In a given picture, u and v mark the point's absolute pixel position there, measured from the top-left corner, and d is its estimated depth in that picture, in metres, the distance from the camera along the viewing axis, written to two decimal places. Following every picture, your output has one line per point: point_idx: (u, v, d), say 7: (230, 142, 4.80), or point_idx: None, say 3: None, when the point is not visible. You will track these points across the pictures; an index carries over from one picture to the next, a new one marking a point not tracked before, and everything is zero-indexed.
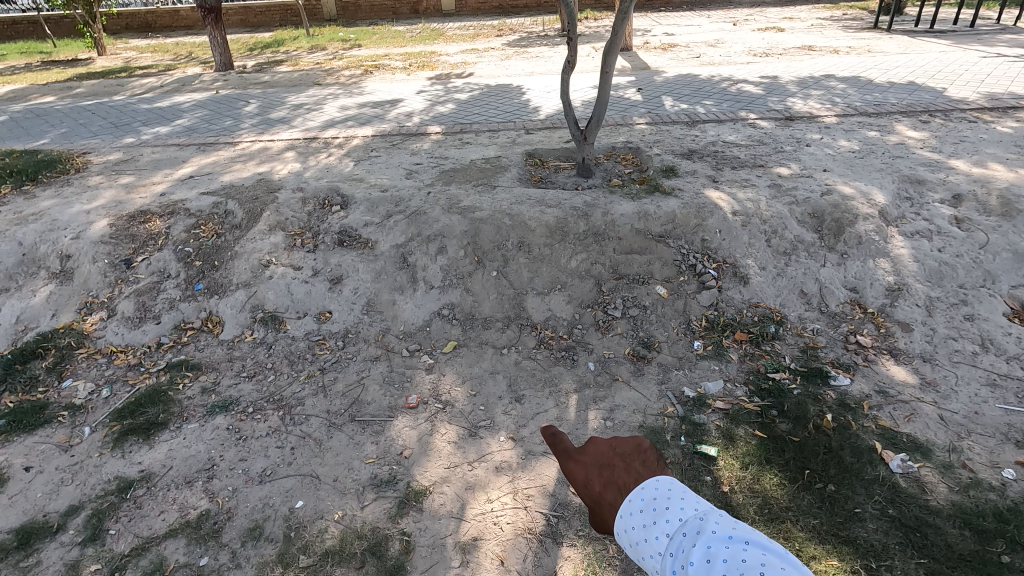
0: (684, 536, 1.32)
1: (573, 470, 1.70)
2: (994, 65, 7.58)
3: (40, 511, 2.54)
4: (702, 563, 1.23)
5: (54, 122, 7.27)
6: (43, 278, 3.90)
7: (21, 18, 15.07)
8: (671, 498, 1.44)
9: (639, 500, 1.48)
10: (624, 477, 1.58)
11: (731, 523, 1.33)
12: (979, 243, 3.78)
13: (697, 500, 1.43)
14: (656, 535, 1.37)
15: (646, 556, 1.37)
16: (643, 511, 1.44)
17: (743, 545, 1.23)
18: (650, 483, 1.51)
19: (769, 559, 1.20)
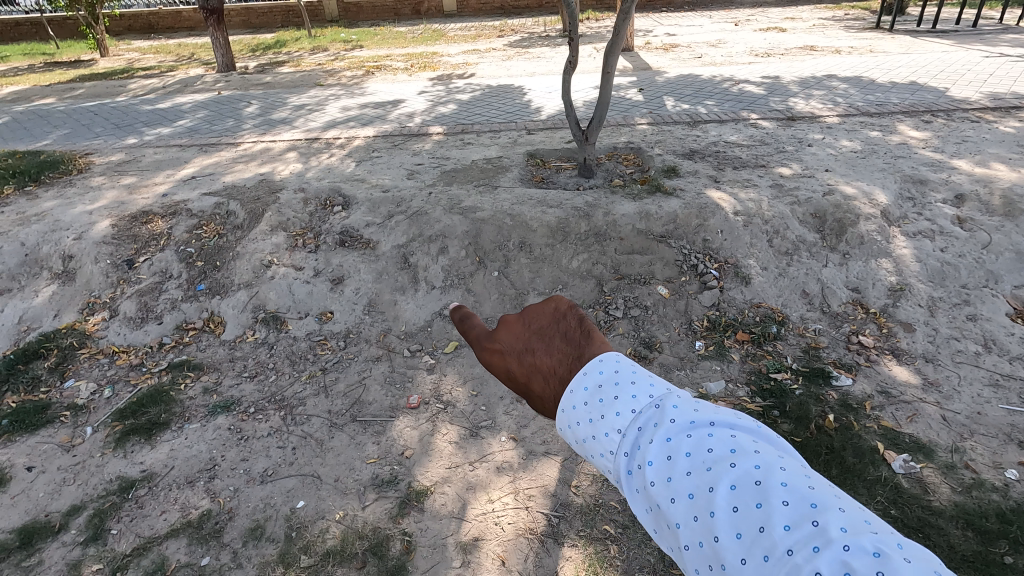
0: (639, 431, 1.18)
1: (491, 361, 1.54)
2: (997, 65, 7.56)
3: (42, 510, 2.55)
4: (664, 461, 1.10)
5: (57, 123, 7.30)
6: (45, 278, 3.90)
7: (23, 20, 15.12)
8: (620, 383, 1.27)
9: (582, 390, 1.30)
10: (548, 362, 1.42)
11: (690, 405, 1.19)
12: (982, 243, 3.77)
13: (652, 385, 1.28)
14: (605, 431, 1.23)
15: (597, 454, 1.25)
16: (588, 404, 1.27)
17: (707, 432, 1.10)
18: (593, 367, 1.32)
19: (739, 444, 1.07)
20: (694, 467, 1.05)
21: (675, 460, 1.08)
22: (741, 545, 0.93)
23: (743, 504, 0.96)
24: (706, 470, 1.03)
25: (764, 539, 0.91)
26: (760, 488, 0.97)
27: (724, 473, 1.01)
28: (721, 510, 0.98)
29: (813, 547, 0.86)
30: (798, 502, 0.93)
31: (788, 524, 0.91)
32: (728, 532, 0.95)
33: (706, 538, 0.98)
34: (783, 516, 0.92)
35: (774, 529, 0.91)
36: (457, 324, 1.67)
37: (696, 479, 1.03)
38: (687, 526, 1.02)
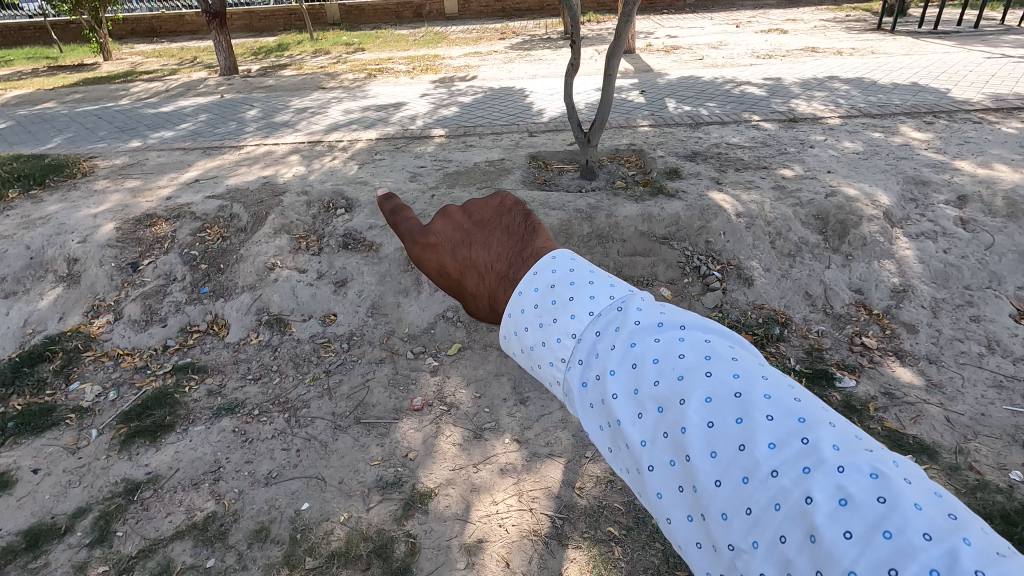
0: (599, 335, 1.13)
1: (420, 255, 1.39)
2: (999, 66, 7.55)
3: (48, 512, 2.56)
4: (628, 370, 1.03)
5: (61, 127, 7.33)
6: (50, 281, 3.92)
7: (27, 23, 15.21)
8: (578, 283, 1.20)
9: (534, 292, 1.22)
10: (487, 259, 1.31)
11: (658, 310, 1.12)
12: (984, 243, 3.77)
13: (613, 287, 1.21)
14: (558, 338, 1.16)
15: (546, 363, 1.20)
16: (539, 308, 1.20)
17: (685, 336, 1.03)
18: (548, 267, 1.25)
19: (715, 351, 0.98)
20: (666, 374, 0.98)
21: (643, 365, 1.02)
22: (717, 464, 0.86)
23: (721, 415, 0.90)
24: (682, 378, 0.97)
25: (745, 457, 0.84)
26: (739, 403, 0.89)
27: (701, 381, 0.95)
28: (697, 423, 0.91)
29: (805, 469, 0.79)
30: (785, 418, 0.86)
31: (774, 441, 0.84)
32: (702, 446, 0.88)
33: (677, 456, 0.91)
34: (771, 431, 0.85)
35: (758, 443, 0.84)
36: (386, 215, 1.50)
37: (668, 386, 0.97)
38: (658, 444, 0.95)
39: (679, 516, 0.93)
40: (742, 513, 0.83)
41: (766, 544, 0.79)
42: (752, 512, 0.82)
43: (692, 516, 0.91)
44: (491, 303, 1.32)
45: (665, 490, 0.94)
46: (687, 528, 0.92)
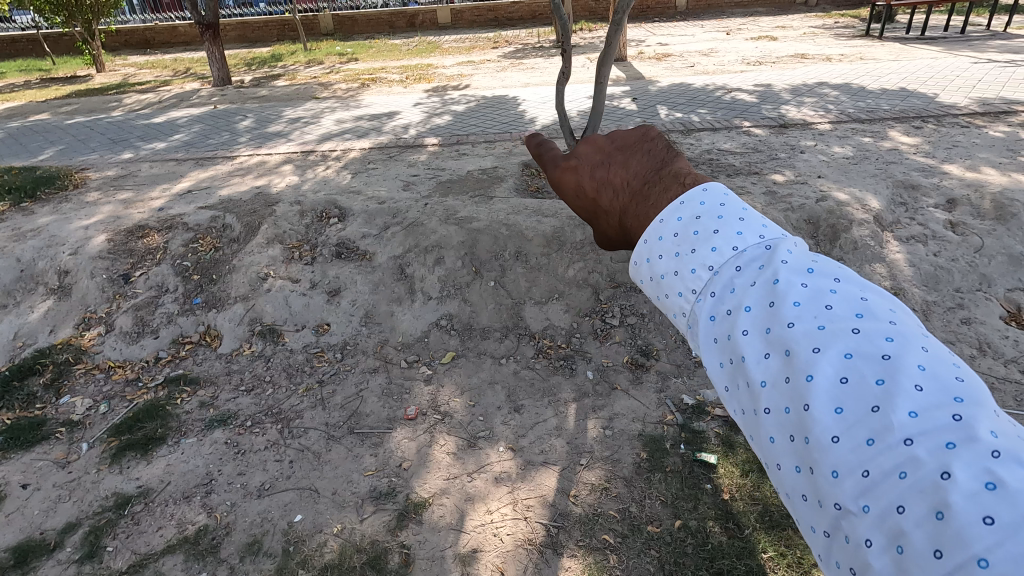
0: (737, 272, 1.34)
1: (562, 176, 1.91)
2: (985, 71, 7.65)
3: (37, 528, 2.53)
4: (763, 310, 1.24)
5: (53, 139, 7.30)
6: (41, 294, 3.89)
7: (19, 36, 15.19)
8: (723, 219, 1.41)
9: (674, 222, 1.48)
10: (622, 178, 1.75)
11: (801, 264, 1.28)
12: (974, 246, 3.80)
13: (763, 230, 1.40)
14: (691, 269, 1.40)
15: (674, 293, 1.45)
16: (677, 239, 1.45)
17: (826, 294, 1.19)
18: (693, 200, 1.49)
19: (870, 315, 1.14)
20: (804, 326, 1.16)
21: (779, 313, 1.20)
22: (842, 422, 1.03)
23: (855, 377, 1.05)
24: (819, 334, 1.13)
25: (875, 423, 0.99)
26: (884, 367, 1.04)
27: (840, 341, 1.10)
28: (828, 380, 1.08)
29: (946, 445, 0.91)
30: (936, 395, 0.98)
31: (917, 412, 0.97)
32: (830, 402, 1.06)
33: (798, 404, 1.10)
34: (913, 403, 0.98)
35: (894, 412, 0.98)
36: (535, 151, 2.09)
37: (804, 339, 1.14)
38: (780, 389, 1.15)
39: (791, 465, 1.12)
40: (860, 474, 0.98)
41: (880, 510, 0.95)
42: (870, 476, 0.97)
43: (802, 468, 1.10)
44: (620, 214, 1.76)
45: (782, 437, 1.13)
46: (798, 480, 1.11)
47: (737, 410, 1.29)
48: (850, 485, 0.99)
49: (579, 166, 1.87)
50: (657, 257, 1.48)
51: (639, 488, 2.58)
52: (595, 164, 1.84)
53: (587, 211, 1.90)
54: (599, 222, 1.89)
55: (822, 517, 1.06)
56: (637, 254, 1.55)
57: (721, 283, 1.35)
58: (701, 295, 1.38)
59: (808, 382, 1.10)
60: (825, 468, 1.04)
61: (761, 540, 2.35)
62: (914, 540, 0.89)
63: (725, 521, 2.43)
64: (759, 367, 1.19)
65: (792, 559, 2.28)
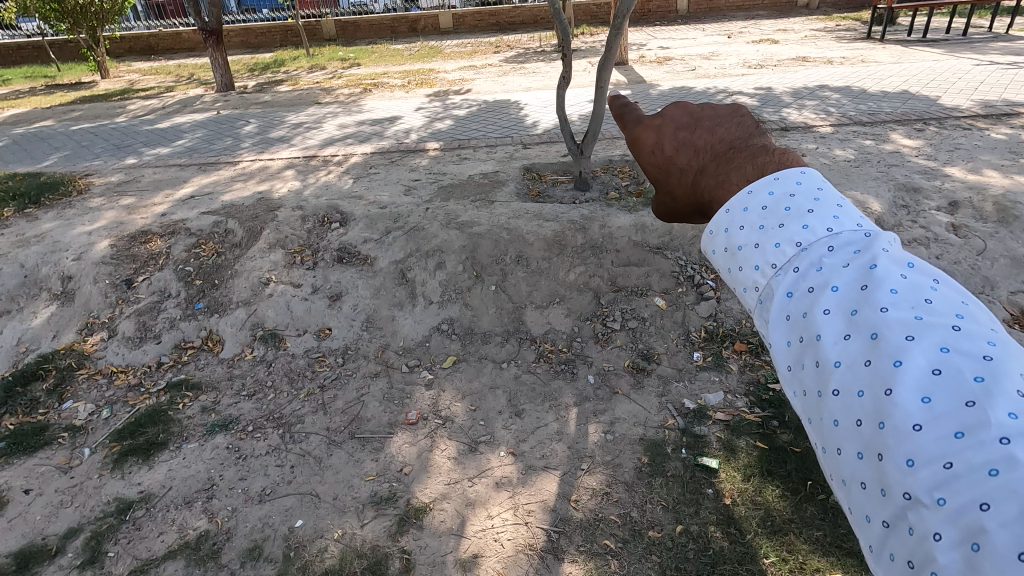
0: (830, 252, 1.19)
1: (639, 134, 1.50)
2: (987, 72, 7.65)
3: (39, 534, 2.53)
4: (852, 293, 1.10)
5: (57, 145, 7.35)
6: (44, 299, 3.90)
7: (25, 43, 15.32)
8: (817, 203, 1.24)
9: (765, 195, 1.28)
10: (708, 141, 1.43)
11: (901, 260, 1.15)
12: (976, 249, 3.79)
13: (862, 221, 1.25)
14: (775, 244, 1.24)
15: (751, 266, 1.28)
16: (765, 212, 1.26)
17: (925, 290, 1.06)
18: (790, 177, 1.28)
19: (969, 318, 1.02)
20: (898, 312, 1.03)
21: (871, 297, 1.07)
22: (928, 411, 0.90)
23: (951, 368, 0.92)
24: (915, 323, 1.00)
25: (968, 416, 0.86)
26: (984, 366, 0.91)
27: (938, 333, 0.97)
28: (917, 367, 0.95)
29: None
30: None
31: (1015, 413, 0.84)
32: (917, 389, 0.93)
33: (880, 390, 0.97)
34: (1014, 405, 0.85)
35: (993, 408, 0.85)
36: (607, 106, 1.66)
37: (896, 324, 1.01)
38: (858, 371, 1.02)
39: (853, 451, 1.00)
40: (940, 467, 0.85)
41: (957, 505, 0.82)
42: (953, 469, 0.84)
43: (867, 454, 0.97)
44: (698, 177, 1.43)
45: (849, 420, 1.01)
46: (858, 466, 0.99)
47: (798, 391, 1.16)
48: (925, 475, 0.87)
49: (663, 123, 1.47)
50: (737, 229, 1.29)
51: (640, 493, 2.58)
52: (685, 123, 1.46)
53: (657, 177, 1.52)
54: (666, 188, 1.51)
55: (883, 506, 0.93)
56: (715, 222, 1.35)
57: (807, 260, 1.20)
58: (781, 269, 1.23)
59: (896, 367, 0.97)
60: (897, 456, 0.91)
61: (763, 545, 2.34)
62: (996, 539, 0.76)
63: (726, 526, 2.42)
64: (836, 347, 1.07)
65: (794, 564, 2.27)
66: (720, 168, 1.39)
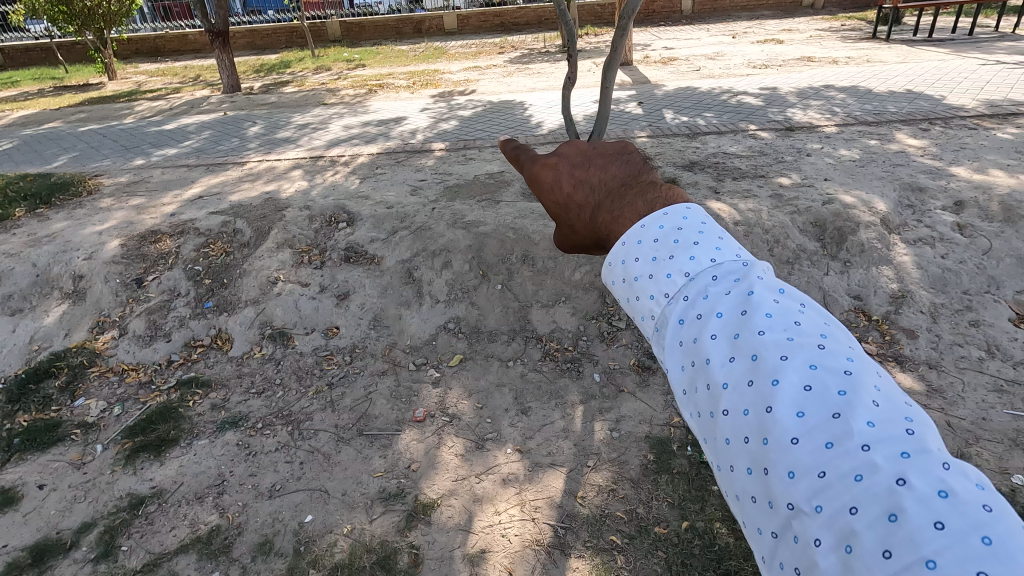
0: (714, 281, 1.17)
1: (537, 172, 1.45)
2: (993, 72, 7.64)
3: (53, 528, 2.57)
4: (735, 315, 1.09)
5: (67, 146, 7.42)
6: (56, 298, 3.95)
7: (33, 45, 15.41)
8: (703, 236, 1.22)
9: (656, 229, 1.24)
10: (602, 177, 1.39)
11: (775, 283, 1.17)
12: (982, 248, 3.79)
13: (739, 246, 1.27)
14: (667, 273, 1.20)
15: (646, 295, 1.24)
16: (657, 244, 1.22)
17: (795, 309, 1.08)
18: (678, 212, 1.26)
19: (829, 332, 1.06)
20: (775, 330, 1.03)
21: (749, 320, 1.06)
22: (802, 425, 0.91)
23: (820, 385, 0.94)
24: (789, 343, 1.00)
25: (835, 427, 0.88)
26: (844, 380, 0.94)
27: (807, 351, 0.99)
28: (791, 386, 0.95)
29: (903, 454, 0.84)
30: (891, 412, 0.90)
31: (873, 421, 0.88)
32: (791, 405, 0.93)
33: (760, 408, 0.96)
34: (871, 413, 0.89)
35: (855, 418, 0.89)
36: (506, 151, 1.63)
37: (772, 341, 1.02)
38: (739, 391, 1.01)
39: (741, 468, 0.98)
40: (813, 477, 0.87)
41: (832, 510, 0.83)
42: (825, 477, 0.85)
43: (754, 469, 0.95)
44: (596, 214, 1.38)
45: (737, 438, 0.99)
46: (747, 482, 0.96)
47: (691, 414, 1.14)
48: (805, 485, 0.87)
49: (559, 160, 1.43)
50: (631, 259, 1.25)
51: (646, 489, 2.60)
52: (578, 160, 1.43)
53: (557, 214, 1.46)
54: (568, 224, 1.46)
55: (769, 518, 0.93)
56: (612, 254, 1.30)
57: (694, 289, 1.18)
58: (673, 299, 1.19)
59: (773, 387, 0.97)
60: (778, 470, 0.91)
61: None
62: (865, 540, 0.79)
63: (732, 522, 2.43)
64: (722, 369, 1.05)
65: None
66: (615, 205, 1.35)
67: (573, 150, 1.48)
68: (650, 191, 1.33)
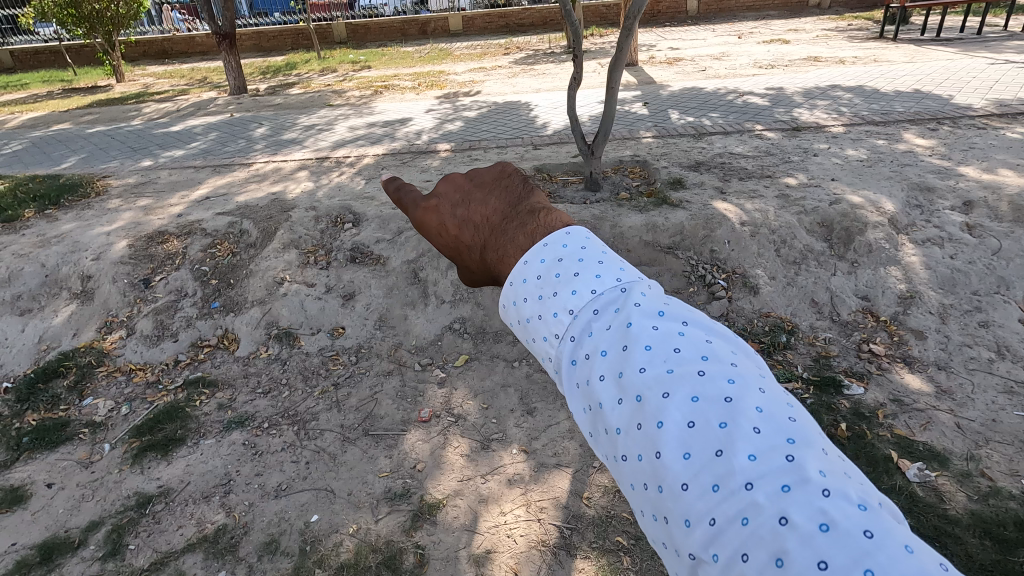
0: (595, 314, 1.40)
1: (424, 217, 1.79)
2: (1003, 71, 7.57)
3: (62, 526, 2.59)
4: (621, 356, 1.28)
5: (75, 147, 7.47)
6: (64, 298, 3.97)
7: (43, 48, 15.55)
8: (583, 263, 1.48)
9: (537, 263, 1.52)
10: (480, 214, 1.73)
11: (653, 307, 1.35)
12: (992, 249, 3.76)
13: (621, 270, 1.48)
14: (553, 313, 1.45)
15: (541, 337, 1.48)
16: (540, 281, 1.50)
17: (674, 338, 1.25)
18: (557, 241, 1.54)
19: (710, 355, 1.21)
20: (653, 370, 1.20)
21: (631, 358, 1.25)
22: (689, 468, 1.07)
23: (701, 421, 1.09)
24: (667, 380, 1.17)
25: (719, 468, 1.03)
26: (721, 412, 1.09)
27: (685, 386, 1.15)
28: (675, 425, 1.12)
29: (783, 488, 0.96)
30: (768, 439, 1.04)
31: (753, 455, 1.02)
32: (678, 448, 1.09)
33: (652, 454, 1.13)
34: (751, 446, 1.03)
35: (736, 456, 1.03)
36: (393, 194, 1.93)
37: (652, 384, 1.18)
38: (635, 438, 1.17)
39: (650, 513, 1.15)
40: (708, 524, 1.01)
41: (726, 559, 0.98)
42: (715, 524, 1.00)
43: (658, 517, 1.12)
44: (482, 248, 1.71)
45: (639, 484, 1.16)
46: (656, 527, 1.14)
47: (603, 453, 1.32)
48: (699, 534, 1.02)
49: (440, 204, 1.78)
50: (521, 300, 1.52)
51: None
52: (457, 200, 1.78)
53: (452, 252, 1.81)
54: (464, 260, 1.80)
55: (680, 565, 1.09)
56: (505, 294, 1.58)
57: (578, 326, 1.41)
58: (564, 338, 1.43)
59: (659, 429, 1.13)
60: (678, 517, 1.06)
61: None
62: None
63: None
64: (614, 413, 1.23)
65: None
66: (493, 238, 1.67)
67: (450, 187, 1.82)
68: (523, 217, 1.65)
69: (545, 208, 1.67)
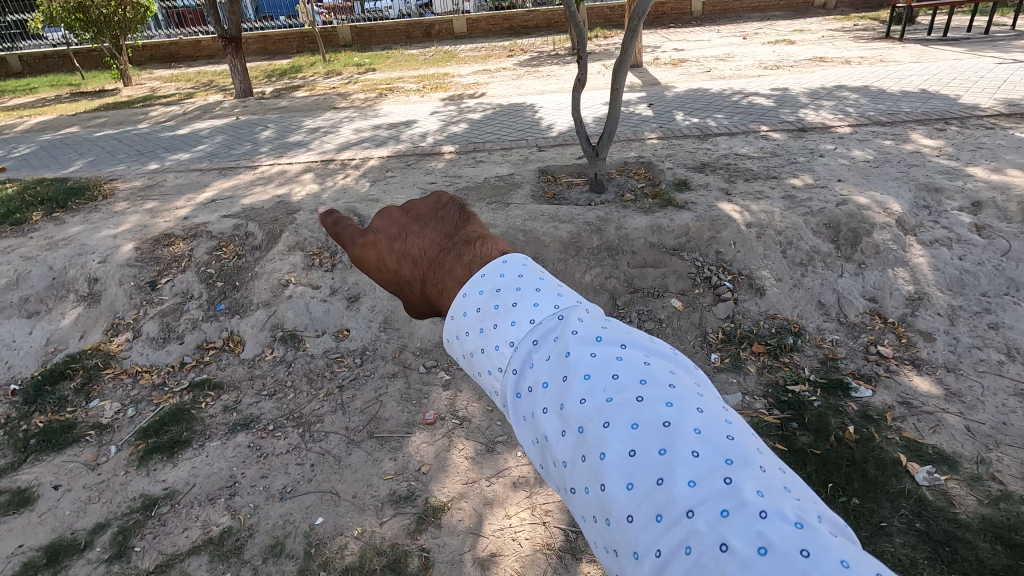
0: (535, 344, 1.31)
1: (358, 254, 1.53)
2: (1010, 71, 7.52)
3: (68, 528, 2.60)
4: (561, 386, 1.21)
5: (82, 151, 7.52)
6: (71, 300, 3.99)
7: (51, 52, 15.64)
8: (520, 291, 1.37)
9: (477, 296, 1.39)
10: (420, 247, 1.51)
11: (590, 332, 1.27)
12: (1001, 250, 3.72)
13: (559, 295, 1.39)
14: (496, 345, 1.35)
15: (486, 370, 1.39)
16: (480, 313, 1.38)
17: (613, 364, 1.18)
18: (494, 271, 1.41)
19: (650, 377, 1.15)
20: (592, 401, 1.14)
21: (571, 388, 1.18)
22: (632, 499, 1.01)
23: (640, 450, 1.03)
24: (606, 408, 1.11)
25: (660, 496, 0.98)
26: (660, 437, 1.04)
27: (624, 414, 1.09)
28: (616, 455, 1.06)
29: (721, 513, 0.91)
30: (707, 460, 0.98)
31: (694, 480, 0.96)
32: (620, 478, 1.03)
33: (596, 487, 1.07)
34: (689, 471, 0.97)
35: (675, 483, 0.97)
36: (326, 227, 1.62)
37: (593, 415, 1.12)
38: (579, 468, 1.12)
39: (603, 545, 1.09)
40: (653, 555, 0.95)
41: None
42: (661, 556, 0.94)
43: (609, 548, 1.07)
44: (424, 284, 1.52)
45: (589, 517, 1.10)
46: (609, 559, 1.08)
47: (555, 485, 1.25)
48: (646, 566, 0.96)
49: (375, 237, 1.53)
50: (463, 334, 1.41)
51: None
52: (394, 233, 1.54)
53: (391, 287, 1.58)
54: (404, 296, 1.59)
55: None
56: (446, 329, 1.45)
57: (520, 358, 1.32)
58: (507, 371, 1.34)
59: (601, 460, 1.07)
60: (626, 549, 1.00)
61: None
62: None
63: None
64: (559, 445, 1.17)
65: None
66: (438, 274, 1.48)
67: (385, 219, 1.59)
68: (464, 253, 1.47)
69: (486, 239, 1.51)
